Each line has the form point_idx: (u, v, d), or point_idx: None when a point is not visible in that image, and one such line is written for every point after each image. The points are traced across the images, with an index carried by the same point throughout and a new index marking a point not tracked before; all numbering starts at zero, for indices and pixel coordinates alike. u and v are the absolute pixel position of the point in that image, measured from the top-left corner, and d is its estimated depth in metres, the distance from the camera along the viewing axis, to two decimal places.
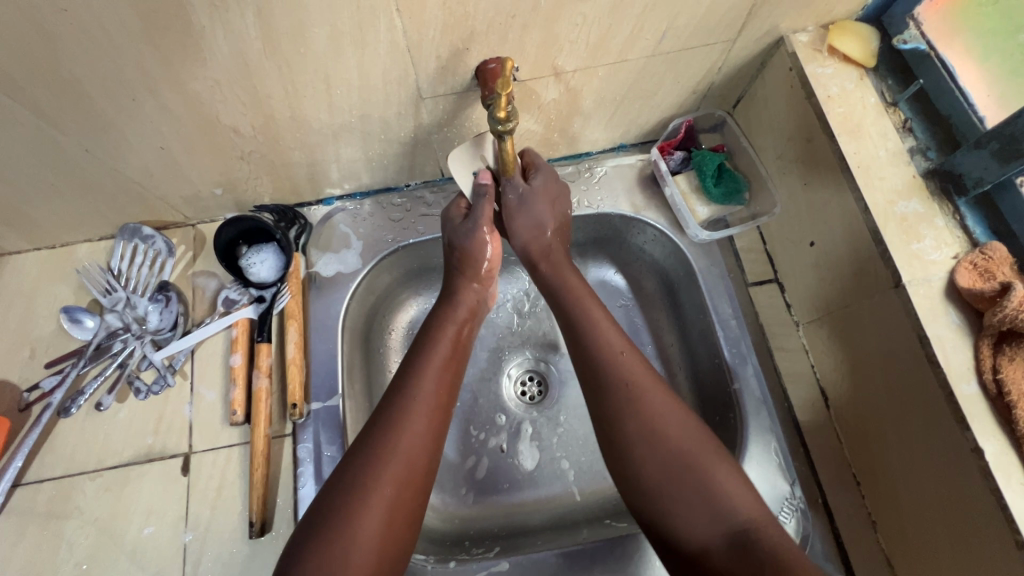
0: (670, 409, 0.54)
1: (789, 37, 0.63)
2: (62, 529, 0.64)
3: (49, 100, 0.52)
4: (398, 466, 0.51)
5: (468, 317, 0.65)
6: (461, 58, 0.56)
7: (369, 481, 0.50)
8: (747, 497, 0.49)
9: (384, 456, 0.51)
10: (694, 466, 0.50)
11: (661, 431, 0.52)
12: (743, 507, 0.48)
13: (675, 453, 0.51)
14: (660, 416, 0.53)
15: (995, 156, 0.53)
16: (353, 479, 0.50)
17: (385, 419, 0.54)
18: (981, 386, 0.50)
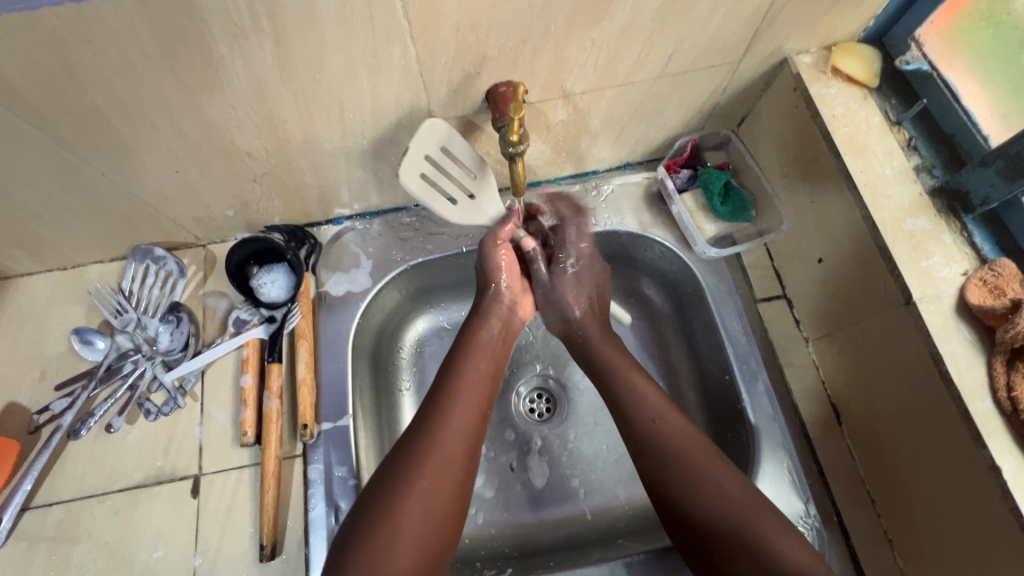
0: (715, 471, 0.56)
1: (793, 58, 0.64)
2: (70, 554, 0.63)
3: (70, 127, 0.52)
4: (450, 445, 0.57)
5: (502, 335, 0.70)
6: (472, 82, 0.57)
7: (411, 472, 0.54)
8: (801, 553, 0.51)
9: (421, 455, 0.56)
10: (737, 523, 0.54)
11: (706, 489, 0.56)
12: (798, 563, 0.51)
13: (724, 507, 0.54)
14: (705, 479, 0.56)
15: (1000, 174, 0.53)
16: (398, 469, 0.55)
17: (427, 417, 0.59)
18: (995, 404, 0.50)
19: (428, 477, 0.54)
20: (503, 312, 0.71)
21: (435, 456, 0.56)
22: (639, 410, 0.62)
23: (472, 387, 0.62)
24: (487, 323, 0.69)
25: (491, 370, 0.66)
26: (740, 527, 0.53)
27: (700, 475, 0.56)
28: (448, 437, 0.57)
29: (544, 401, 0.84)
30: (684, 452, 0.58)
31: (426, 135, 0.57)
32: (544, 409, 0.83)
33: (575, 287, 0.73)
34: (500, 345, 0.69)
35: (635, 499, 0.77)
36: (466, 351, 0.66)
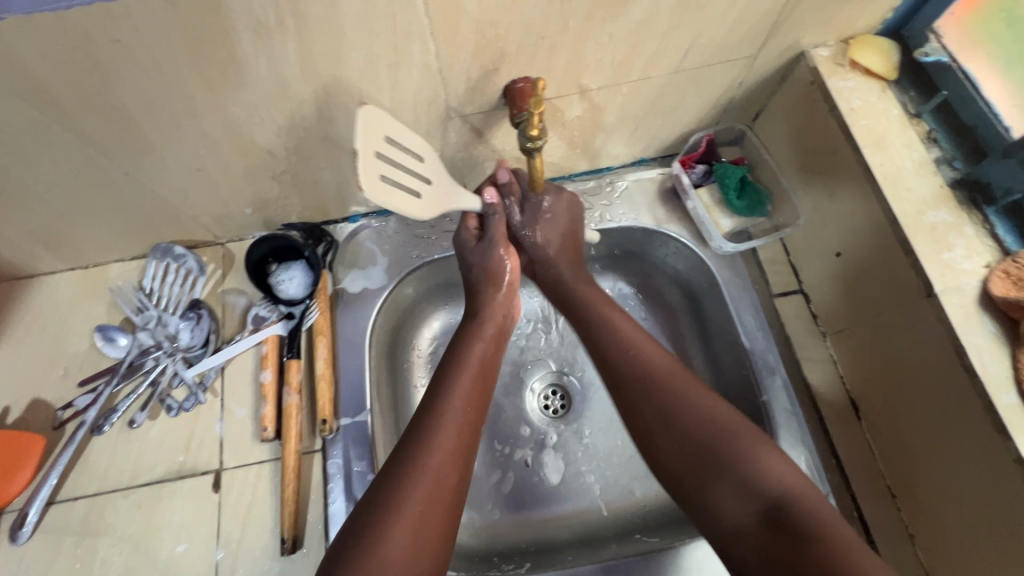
0: (692, 397, 0.57)
1: (810, 51, 0.64)
2: (95, 547, 0.64)
3: (96, 126, 0.53)
4: (440, 467, 0.54)
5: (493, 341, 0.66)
6: (490, 78, 0.58)
7: (400, 499, 0.51)
8: (787, 473, 0.51)
9: (409, 480, 0.52)
10: (720, 447, 0.54)
11: (682, 417, 0.56)
12: (782, 483, 0.51)
13: (710, 433, 0.55)
14: (692, 406, 0.57)
15: (1023, 165, 0.54)
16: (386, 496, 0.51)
17: (416, 437, 0.55)
18: (1020, 396, 0.49)
19: (420, 504, 0.51)
20: (496, 309, 0.67)
21: (428, 482, 0.52)
22: (645, 376, 0.60)
23: (466, 403, 0.59)
24: (483, 330, 0.66)
25: (484, 383, 0.62)
26: (719, 448, 0.54)
27: (679, 403, 0.57)
28: (438, 459, 0.54)
29: (558, 397, 0.84)
30: (673, 390, 0.58)
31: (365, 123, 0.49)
32: (558, 405, 0.83)
33: (549, 223, 0.69)
34: (495, 352, 0.66)
35: (651, 495, 0.78)
36: (459, 363, 0.62)
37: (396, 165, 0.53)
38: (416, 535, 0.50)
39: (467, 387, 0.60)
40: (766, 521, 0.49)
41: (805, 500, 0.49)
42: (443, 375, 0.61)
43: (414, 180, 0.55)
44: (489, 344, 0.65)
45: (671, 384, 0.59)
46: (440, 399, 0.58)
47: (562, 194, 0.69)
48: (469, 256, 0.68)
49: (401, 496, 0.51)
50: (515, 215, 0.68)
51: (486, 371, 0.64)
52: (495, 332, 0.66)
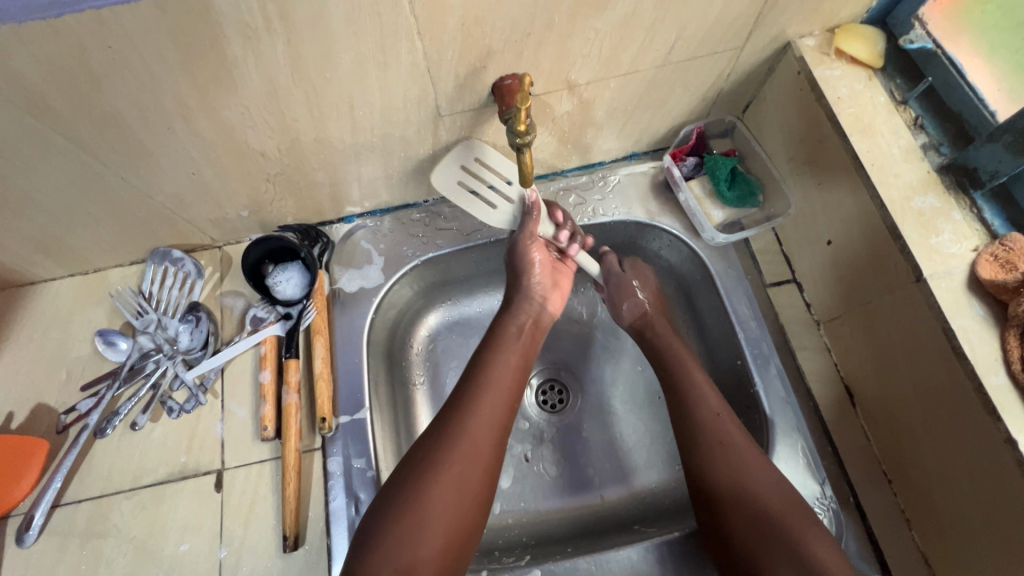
0: (759, 463, 0.60)
1: (796, 41, 0.64)
2: (100, 548, 0.65)
3: (91, 132, 0.54)
4: (479, 435, 0.59)
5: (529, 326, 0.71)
6: (478, 76, 0.58)
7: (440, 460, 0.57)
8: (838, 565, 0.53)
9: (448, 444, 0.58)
10: (763, 507, 0.57)
11: (749, 479, 0.59)
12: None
13: (772, 502, 0.57)
14: (743, 462, 0.60)
15: (1008, 149, 0.53)
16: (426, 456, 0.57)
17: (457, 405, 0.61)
18: (1010, 377, 0.50)
19: (458, 466, 0.57)
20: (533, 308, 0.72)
21: (465, 449, 0.58)
22: (705, 424, 0.63)
23: (502, 379, 0.64)
24: (519, 317, 0.71)
25: (522, 363, 0.67)
26: (778, 520, 0.56)
27: (746, 466, 0.59)
28: (477, 428, 0.59)
29: (556, 392, 0.85)
30: (730, 439, 0.61)
31: (461, 151, 0.69)
32: (556, 400, 0.84)
33: (643, 278, 0.78)
34: (531, 341, 0.71)
35: (649, 486, 0.78)
36: (499, 343, 0.68)
37: (484, 182, 0.70)
38: (454, 493, 0.56)
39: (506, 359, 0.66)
40: None
41: None
42: (484, 354, 0.66)
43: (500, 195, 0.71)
44: (527, 334, 0.70)
45: (740, 444, 0.61)
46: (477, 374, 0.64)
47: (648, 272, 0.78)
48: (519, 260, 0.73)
49: (438, 459, 0.57)
50: (614, 266, 0.77)
51: (525, 353, 0.68)
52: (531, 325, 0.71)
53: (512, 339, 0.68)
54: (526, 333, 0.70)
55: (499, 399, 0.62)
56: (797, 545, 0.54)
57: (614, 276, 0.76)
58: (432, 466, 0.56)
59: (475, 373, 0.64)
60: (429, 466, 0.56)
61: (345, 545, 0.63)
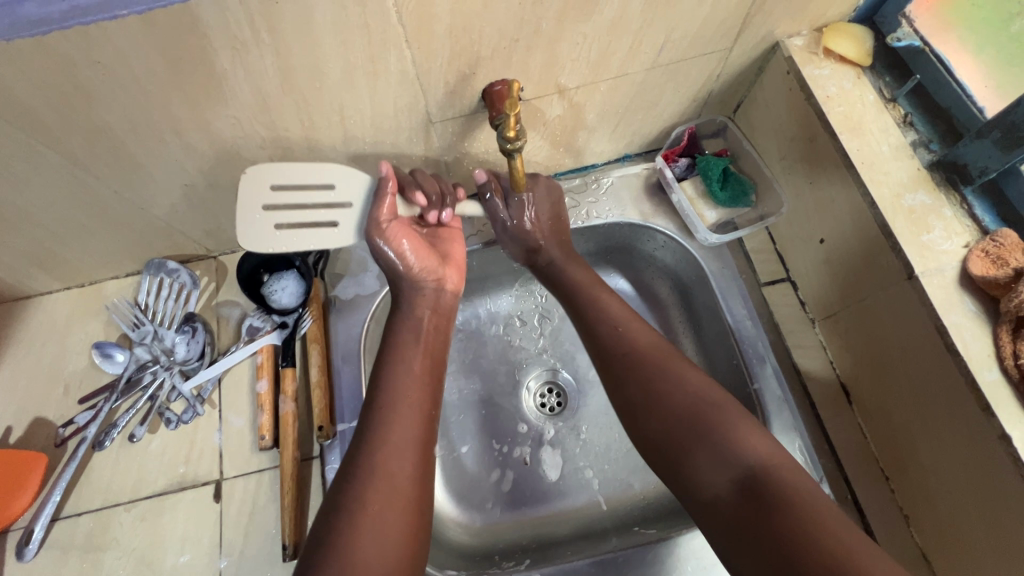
0: (680, 367, 0.60)
1: (784, 42, 0.64)
2: (101, 560, 0.65)
3: (83, 147, 0.54)
4: (393, 462, 0.54)
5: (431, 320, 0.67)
6: (468, 82, 0.58)
7: (359, 502, 0.51)
8: (764, 445, 0.52)
9: (366, 479, 0.52)
10: (698, 416, 0.55)
11: (669, 390, 0.58)
12: (759, 452, 0.52)
13: (694, 403, 0.56)
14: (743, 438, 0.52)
15: (997, 145, 0.53)
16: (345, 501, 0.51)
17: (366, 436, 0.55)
18: (1002, 372, 0.50)
19: (376, 504, 0.51)
20: (428, 298, 0.68)
21: (383, 482, 0.52)
22: (696, 409, 0.56)
23: (410, 394, 0.59)
24: (411, 315, 0.66)
25: (429, 367, 0.63)
26: (700, 416, 0.55)
27: (665, 375, 0.59)
28: (390, 455, 0.54)
29: (554, 395, 0.85)
30: (649, 355, 0.61)
31: (251, 185, 0.57)
32: (554, 402, 0.84)
33: (532, 210, 0.71)
34: (434, 338, 0.66)
35: (650, 489, 0.78)
36: (400, 351, 0.63)
37: (300, 208, 0.59)
38: (381, 528, 0.50)
39: (407, 372, 0.61)
40: (740, 490, 0.50)
41: (781, 474, 0.50)
42: (387, 369, 0.61)
43: (326, 209, 0.60)
44: (428, 330, 0.66)
45: (657, 357, 0.61)
46: (383, 387, 0.59)
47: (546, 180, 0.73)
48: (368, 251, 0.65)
49: (356, 502, 0.51)
50: (500, 210, 0.70)
51: (427, 356, 0.63)
52: (431, 318, 0.67)
53: (415, 351, 0.63)
54: (427, 329, 0.66)
55: (414, 413, 0.58)
56: (718, 438, 0.53)
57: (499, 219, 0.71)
58: (352, 510, 0.51)
59: (382, 387, 0.59)
60: (348, 512, 0.50)
61: None
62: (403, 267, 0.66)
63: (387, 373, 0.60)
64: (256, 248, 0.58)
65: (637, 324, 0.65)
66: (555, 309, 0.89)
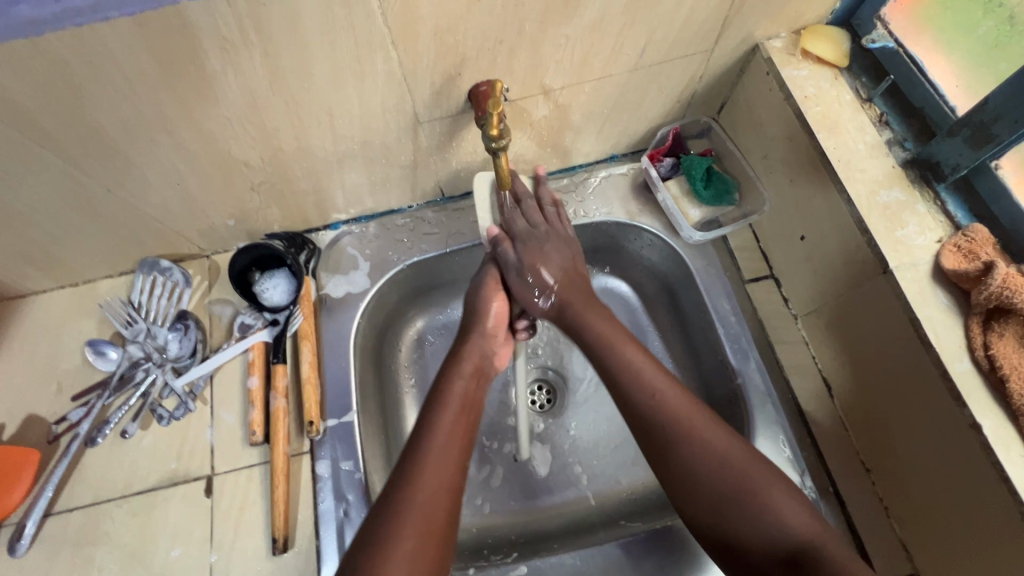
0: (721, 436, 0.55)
1: (764, 43, 0.66)
2: (92, 555, 0.66)
3: (76, 146, 0.56)
4: (431, 503, 0.52)
5: (472, 373, 0.64)
6: (454, 83, 0.60)
7: (388, 540, 0.49)
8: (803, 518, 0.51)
9: (396, 519, 0.50)
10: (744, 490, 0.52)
11: (713, 455, 0.54)
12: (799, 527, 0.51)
13: (736, 483, 0.53)
14: (712, 444, 0.54)
15: (967, 143, 0.55)
16: (372, 537, 0.49)
17: (402, 475, 0.53)
18: (973, 363, 0.51)
19: (410, 544, 0.49)
20: (474, 352, 0.65)
21: (416, 524, 0.50)
22: (741, 484, 0.53)
23: (451, 443, 0.56)
24: (462, 370, 0.63)
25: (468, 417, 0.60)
26: (747, 489, 0.52)
27: (711, 444, 0.55)
28: (426, 497, 0.52)
29: (545, 392, 0.86)
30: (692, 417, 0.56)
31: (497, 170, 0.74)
32: (545, 400, 0.85)
33: (541, 257, 0.68)
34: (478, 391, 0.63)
35: (637, 484, 0.79)
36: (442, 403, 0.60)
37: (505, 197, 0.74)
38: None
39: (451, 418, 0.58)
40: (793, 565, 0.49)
41: (830, 548, 0.49)
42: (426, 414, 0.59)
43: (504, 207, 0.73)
44: (469, 376, 0.63)
45: (701, 423, 0.56)
46: (424, 435, 0.56)
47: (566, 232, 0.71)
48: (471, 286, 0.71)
49: (386, 540, 0.49)
50: (510, 257, 0.68)
51: (468, 408, 0.61)
52: (474, 371, 0.64)
53: (452, 401, 0.60)
54: (470, 381, 0.63)
55: (446, 463, 0.55)
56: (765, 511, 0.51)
57: (512, 264, 0.68)
58: (379, 548, 0.48)
59: (420, 438, 0.56)
60: (375, 546, 0.48)
61: (335, 544, 0.65)
62: (485, 327, 0.67)
63: (428, 425, 0.57)
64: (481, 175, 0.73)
65: (676, 386, 0.59)
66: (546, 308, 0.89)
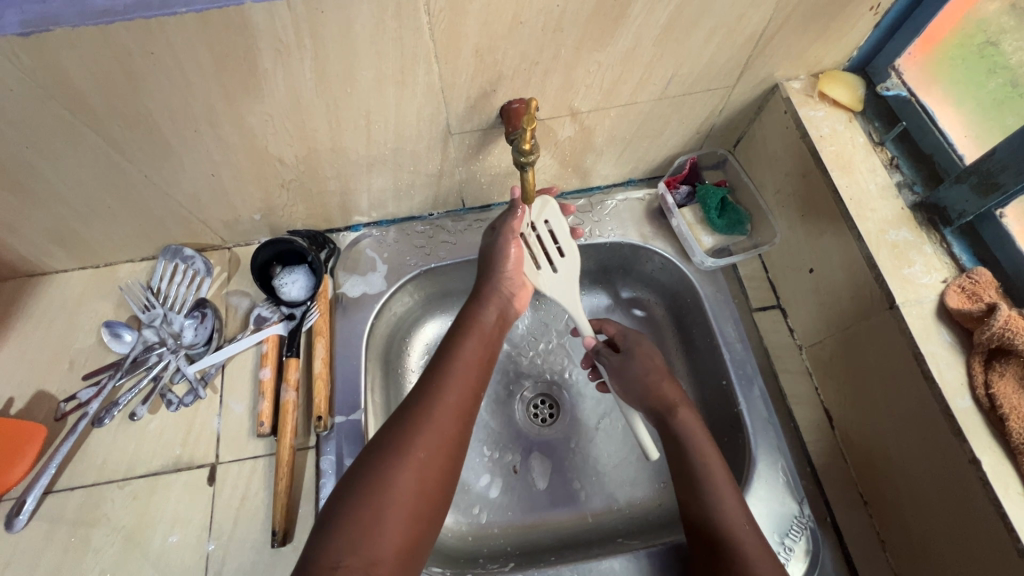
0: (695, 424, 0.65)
1: (783, 83, 0.69)
2: (88, 536, 0.66)
3: (123, 132, 0.58)
4: (445, 421, 0.56)
5: (496, 317, 0.68)
6: (488, 99, 0.63)
7: (403, 447, 0.53)
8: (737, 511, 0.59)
9: (416, 427, 0.55)
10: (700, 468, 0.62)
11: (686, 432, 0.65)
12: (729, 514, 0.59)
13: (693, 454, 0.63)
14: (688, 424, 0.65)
15: (974, 189, 0.57)
16: (390, 443, 0.54)
17: (422, 392, 0.58)
18: (974, 401, 0.53)
19: (423, 452, 0.53)
20: (498, 300, 0.68)
21: (432, 434, 0.55)
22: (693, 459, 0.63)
23: (469, 366, 0.61)
24: (485, 306, 0.67)
25: (486, 350, 0.65)
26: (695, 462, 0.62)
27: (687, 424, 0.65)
28: (439, 418, 0.56)
29: (547, 407, 0.87)
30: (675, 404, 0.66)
31: (549, 211, 0.72)
32: (547, 414, 0.87)
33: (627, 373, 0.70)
34: (497, 332, 0.68)
35: (634, 502, 0.80)
36: (451, 356, 0.62)
37: (541, 245, 0.72)
38: (418, 486, 0.52)
39: (475, 344, 0.64)
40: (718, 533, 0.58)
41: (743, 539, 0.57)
42: (450, 339, 0.64)
43: (545, 257, 0.72)
44: (491, 317, 0.67)
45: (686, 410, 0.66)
46: (446, 359, 0.62)
47: (654, 359, 0.70)
48: (490, 247, 0.70)
49: (402, 446, 0.53)
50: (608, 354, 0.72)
51: (490, 342, 0.66)
52: (498, 314, 0.68)
53: (477, 329, 0.65)
54: (493, 320, 0.67)
55: (464, 389, 0.59)
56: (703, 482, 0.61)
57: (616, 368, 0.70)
58: (395, 453, 0.53)
59: (444, 357, 0.62)
60: (389, 452, 0.53)
61: None
62: (504, 270, 0.69)
63: (451, 348, 0.63)
64: (553, 210, 0.72)
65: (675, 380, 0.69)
66: (541, 327, 0.92)
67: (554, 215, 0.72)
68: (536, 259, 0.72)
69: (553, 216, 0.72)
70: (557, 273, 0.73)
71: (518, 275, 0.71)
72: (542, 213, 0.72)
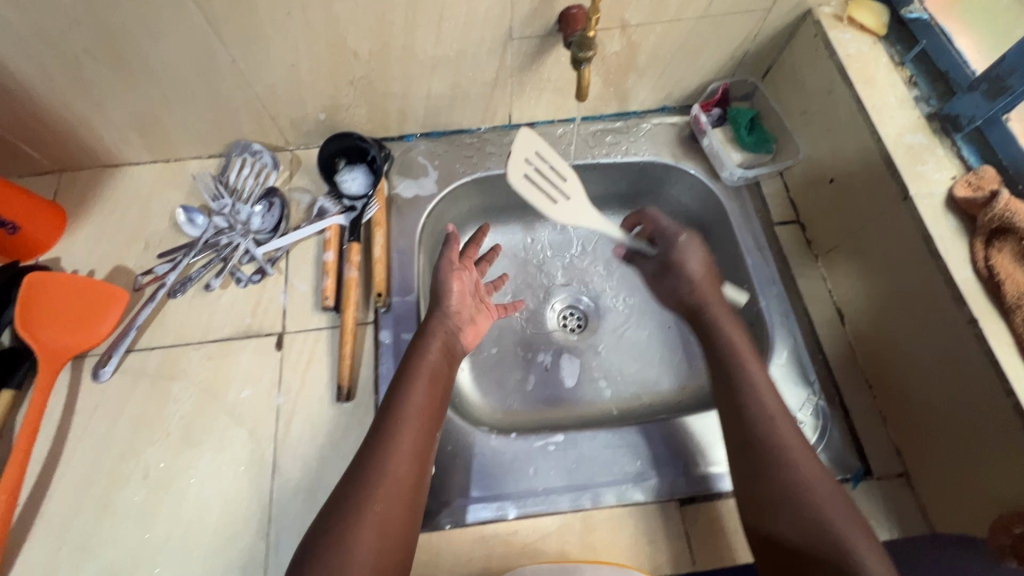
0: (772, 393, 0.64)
1: (814, 9, 0.76)
2: (169, 388, 0.72)
3: (224, 10, 0.64)
4: (399, 475, 0.56)
5: (440, 355, 0.67)
6: (551, 2, 0.69)
7: (359, 510, 0.54)
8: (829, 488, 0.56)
9: (369, 490, 0.55)
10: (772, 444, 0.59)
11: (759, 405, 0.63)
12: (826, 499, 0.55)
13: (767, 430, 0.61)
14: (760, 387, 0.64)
15: (985, 95, 0.64)
16: (345, 507, 0.54)
17: (372, 453, 0.57)
18: (975, 272, 0.60)
19: (379, 510, 0.54)
20: (442, 336, 0.68)
21: (386, 495, 0.55)
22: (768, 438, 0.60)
23: (418, 416, 0.61)
24: (428, 347, 0.66)
25: (436, 394, 0.64)
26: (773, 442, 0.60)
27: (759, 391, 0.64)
28: (392, 476, 0.56)
29: (576, 318, 0.94)
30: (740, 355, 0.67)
31: (526, 143, 0.65)
32: (576, 323, 0.94)
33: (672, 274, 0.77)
34: (446, 368, 0.67)
35: (656, 398, 0.88)
36: (397, 407, 0.61)
37: (540, 177, 0.67)
38: (377, 548, 0.52)
39: (422, 388, 0.63)
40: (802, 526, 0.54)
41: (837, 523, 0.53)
42: (395, 387, 0.63)
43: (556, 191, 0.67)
44: (437, 353, 0.66)
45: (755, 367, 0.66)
46: (391, 409, 0.61)
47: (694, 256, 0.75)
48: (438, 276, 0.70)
49: (356, 512, 0.53)
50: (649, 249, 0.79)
51: (438, 382, 0.65)
52: (441, 347, 0.67)
53: (421, 373, 0.64)
54: (439, 359, 0.66)
55: (414, 438, 0.59)
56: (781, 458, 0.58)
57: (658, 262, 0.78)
58: (351, 516, 0.53)
59: (389, 411, 0.60)
60: (346, 518, 0.53)
61: None
62: (449, 304, 0.70)
63: (398, 397, 0.62)
64: (525, 138, 0.65)
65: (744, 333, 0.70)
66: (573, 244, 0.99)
67: (526, 145, 0.65)
68: (550, 194, 0.67)
69: (534, 142, 0.66)
70: (571, 199, 0.69)
71: (464, 307, 0.72)
72: (524, 147, 0.65)
